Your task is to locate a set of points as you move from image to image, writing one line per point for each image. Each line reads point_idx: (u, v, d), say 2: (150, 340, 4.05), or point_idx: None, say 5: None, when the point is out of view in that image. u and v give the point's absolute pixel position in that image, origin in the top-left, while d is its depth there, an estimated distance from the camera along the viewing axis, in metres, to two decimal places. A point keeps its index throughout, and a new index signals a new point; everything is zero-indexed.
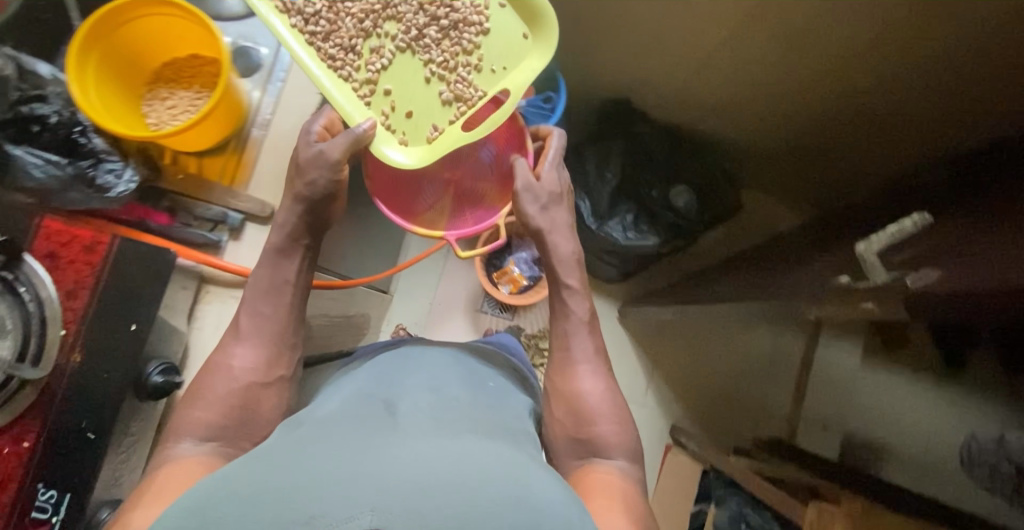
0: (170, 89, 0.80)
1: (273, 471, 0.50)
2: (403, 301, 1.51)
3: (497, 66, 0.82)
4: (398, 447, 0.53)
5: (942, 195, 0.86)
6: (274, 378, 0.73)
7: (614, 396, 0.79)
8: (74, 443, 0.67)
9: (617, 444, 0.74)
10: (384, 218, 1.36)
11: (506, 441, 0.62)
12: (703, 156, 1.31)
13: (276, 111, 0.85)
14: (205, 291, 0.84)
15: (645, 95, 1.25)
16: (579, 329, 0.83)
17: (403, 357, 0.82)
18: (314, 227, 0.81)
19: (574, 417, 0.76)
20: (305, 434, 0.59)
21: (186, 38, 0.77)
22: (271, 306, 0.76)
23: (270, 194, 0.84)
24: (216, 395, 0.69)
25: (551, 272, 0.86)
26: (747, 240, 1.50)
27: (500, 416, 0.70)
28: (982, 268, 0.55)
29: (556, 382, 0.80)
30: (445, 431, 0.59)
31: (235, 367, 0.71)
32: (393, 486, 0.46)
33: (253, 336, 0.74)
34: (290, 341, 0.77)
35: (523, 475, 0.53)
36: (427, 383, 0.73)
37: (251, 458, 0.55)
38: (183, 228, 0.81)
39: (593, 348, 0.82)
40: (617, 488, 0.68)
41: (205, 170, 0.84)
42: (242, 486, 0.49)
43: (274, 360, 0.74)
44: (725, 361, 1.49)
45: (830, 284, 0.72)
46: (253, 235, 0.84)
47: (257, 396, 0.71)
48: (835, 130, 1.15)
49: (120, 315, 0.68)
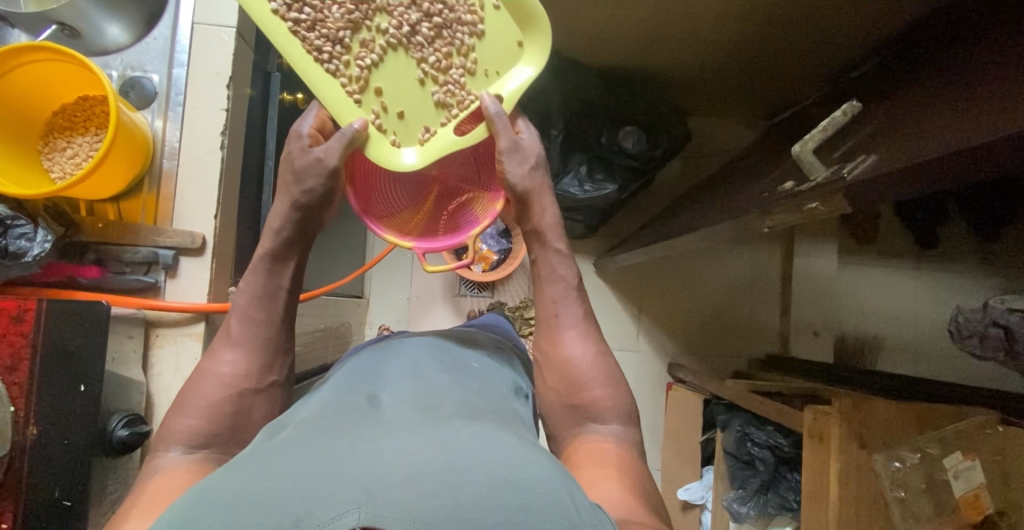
0: (68, 139, 0.75)
1: (256, 475, 0.42)
2: (382, 302, 1.54)
3: (491, 68, 0.74)
4: (382, 444, 0.46)
5: (877, 89, 0.87)
6: (266, 384, 0.69)
7: (605, 358, 0.76)
8: (52, 516, 0.64)
9: (611, 409, 0.72)
10: (343, 223, 1.35)
11: (502, 424, 0.56)
12: (642, 92, 1.32)
13: (185, 138, 0.79)
14: (155, 335, 0.78)
15: (576, 47, 1.22)
16: (569, 294, 0.79)
17: (386, 349, 0.77)
18: (305, 233, 0.76)
19: (566, 384, 0.74)
20: (291, 435, 0.51)
21: (70, 80, 0.73)
22: (262, 312, 0.71)
23: (199, 226, 0.79)
24: (201, 402, 0.64)
25: (538, 235, 0.81)
26: (704, 168, 1.55)
27: (494, 398, 0.64)
28: (910, 147, 0.55)
29: (545, 353, 0.77)
30: (438, 420, 0.53)
31: (223, 374, 0.67)
32: (389, 485, 0.39)
33: (243, 342, 0.69)
34: (284, 345, 0.72)
35: (535, 459, 0.46)
36: (410, 372, 0.67)
37: (231, 466, 0.46)
38: (118, 276, 0.75)
39: (584, 312, 0.78)
40: (610, 454, 0.65)
41: (126, 214, 0.79)
42: (214, 493, 0.41)
43: (262, 363, 0.69)
44: (705, 287, 1.55)
45: (777, 193, 0.72)
46: (192, 269, 0.78)
47: (250, 402, 0.67)
48: (766, 48, 1.13)
49: (67, 379, 0.64)
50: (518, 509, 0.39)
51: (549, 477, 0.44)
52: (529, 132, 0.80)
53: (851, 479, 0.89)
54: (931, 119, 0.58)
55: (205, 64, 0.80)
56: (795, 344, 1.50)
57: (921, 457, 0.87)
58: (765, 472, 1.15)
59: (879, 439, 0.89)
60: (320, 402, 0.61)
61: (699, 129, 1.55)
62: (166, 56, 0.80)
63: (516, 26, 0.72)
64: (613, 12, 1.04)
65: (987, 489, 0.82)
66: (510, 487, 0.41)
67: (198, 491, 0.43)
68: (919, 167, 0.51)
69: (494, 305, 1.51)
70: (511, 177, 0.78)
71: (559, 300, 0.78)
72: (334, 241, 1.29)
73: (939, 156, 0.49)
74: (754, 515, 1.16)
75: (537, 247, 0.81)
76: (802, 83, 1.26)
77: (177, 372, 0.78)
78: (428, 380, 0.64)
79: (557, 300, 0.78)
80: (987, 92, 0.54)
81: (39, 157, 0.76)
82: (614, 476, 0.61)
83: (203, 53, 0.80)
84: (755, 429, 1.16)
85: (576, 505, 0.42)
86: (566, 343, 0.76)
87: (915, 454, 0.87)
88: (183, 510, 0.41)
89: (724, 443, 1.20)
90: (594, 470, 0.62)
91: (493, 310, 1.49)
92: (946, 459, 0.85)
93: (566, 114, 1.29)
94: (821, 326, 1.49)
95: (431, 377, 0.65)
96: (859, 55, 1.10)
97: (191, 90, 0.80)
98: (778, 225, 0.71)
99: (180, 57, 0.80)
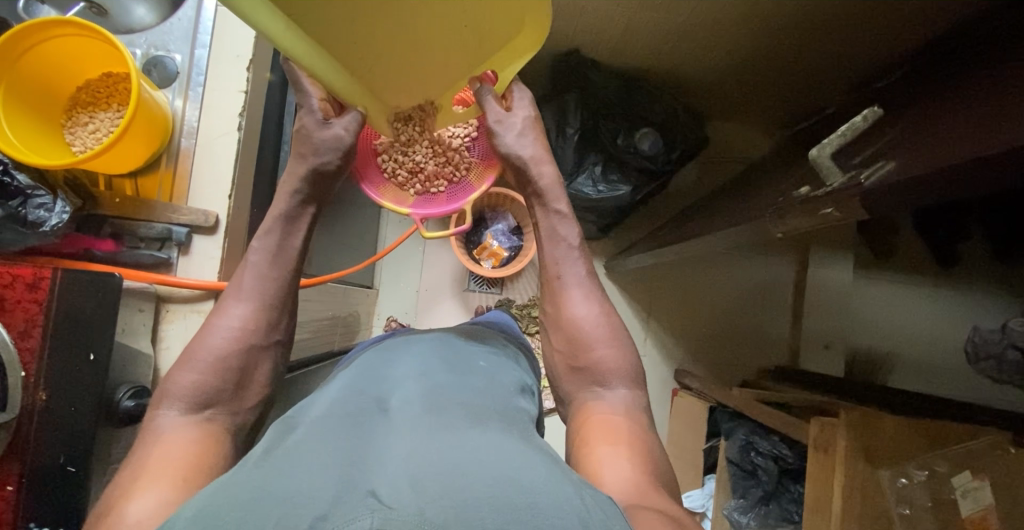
0: (90, 114, 0.77)
1: (265, 482, 0.43)
2: (391, 293, 1.55)
3: (505, 45, 0.70)
4: (391, 452, 0.47)
5: (904, 97, 0.86)
6: (269, 342, 0.74)
7: (611, 319, 0.80)
8: (55, 481, 0.65)
9: (614, 370, 0.76)
10: (356, 214, 1.36)
11: (508, 426, 0.56)
12: (660, 95, 1.31)
13: (204, 118, 0.80)
14: (165, 310, 0.78)
15: (595, 47, 1.23)
16: (571, 254, 0.84)
17: (391, 347, 0.78)
18: (318, 194, 0.81)
19: (571, 346, 0.79)
20: (299, 439, 0.51)
21: (94, 55, 0.74)
22: (277, 271, 0.77)
23: (213, 204, 0.79)
24: (209, 356, 0.68)
25: (540, 197, 0.85)
26: (721, 174, 1.53)
27: (500, 398, 0.65)
28: (931, 154, 0.54)
29: (552, 317, 0.82)
30: (445, 422, 0.53)
31: (231, 329, 0.71)
32: (400, 491, 0.39)
33: (249, 298, 0.74)
34: (287, 306, 0.77)
35: (540, 464, 0.47)
36: (417, 372, 0.67)
37: (241, 472, 0.47)
38: (131, 251, 0.76)
39: (587, 272, 0.83)
40: (622, 430, 0.67)
41: (143, 191, 0.80)
42: (228, 497, 0.42)
43: (266, 319, 0.74)
44: (717, 295, 1.54)
45: (793, 199, 0.71)
46: (204, 247, 0.79)
47: (254, 359, 0.72)
48: (796, 52, 1.10)
49: (78, 347, 0.65)
50: (527, 508, 0.39)
51: (555, 482, 0.44)
52: (518, 107, 0.84)
53: (857, 497, 0.88)
54: (949, 130, 0.57)
55: (227, 46, 0.81)
56: (805, 356, 1.52)
57: (929, 475, 0.86)
58: (767, 482, 1.13)
59: (887, 457, 0.87)
60: (329, 401, 0.61)
61: (718, 135, 1.53)
62: (189, 37, 0.81)
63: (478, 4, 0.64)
64: (635, 12, 1.04)
65: (995, 511, 0.80)
66: (518, 490, 0.41)
67: (212, 496, 0.43)
68: (951, 170, 0.49)
69: (502, 301, 1.51)
70: (504, 147, 0.83)
71: (561, 261, 0.84)
72: (347, 228, 1.30)
73: (969, 162, 0.47)
74: (755, 526, 1.14)
75: (540, 210, 0.86)
76: (826, 89, 1.23)
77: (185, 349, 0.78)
78: (434, 380, 0.65)
79: (558, 261, 0.83)
80: (1012, 101, 0.52)
81: (62, 131, 0.78)
82: (624, 452, 0.62)
83: (225, 35, 0.81)
84: (760, 438, 1.14)
85: (584, 504, 0.43)
86: (570, 303, 0.81)
87: (923, 472, 0.86)
88: (199, 509, 0.42)
89: (727, 451, 1.19)
90: (606, 448, 0.63)
91: (501, 306, 1.50)
92: (955, 477, 0.84)
93: (582, 117, 1.29)
94: (832, 339, 1.50)
95: (437, 377, 0.65)
96: (888, 64, 1.07)
97: (212, 71, 0.81)
98: (795, 230, 0.70)
99: (202, 38, 0.81)
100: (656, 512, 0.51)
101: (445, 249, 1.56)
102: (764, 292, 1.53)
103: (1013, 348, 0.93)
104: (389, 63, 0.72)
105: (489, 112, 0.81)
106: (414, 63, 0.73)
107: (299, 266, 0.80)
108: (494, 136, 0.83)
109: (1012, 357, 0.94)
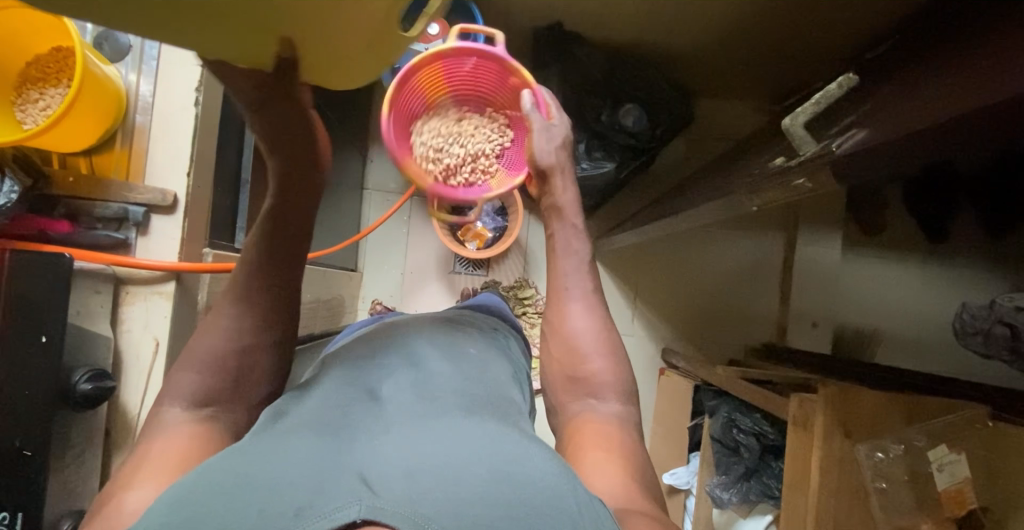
0: (41, 90, 0.74)
1: (253, 470, 0.44)
2: (376, 275, 1.54)
3: None
4: (383, 443, 0.48)
5: (890, 65, 0.83)
6: (275, 331, 0.69)
7: (609, 333, 0.79)
8: (13, 466, 0.65)
9: (609, 382, 0.75)
10: (338, 196, 1.34)
11: (499, 418, 0.58)
12: (645, 69, 1.28)
13: (159, 94, 0.78)
14: (124, 292, 0.76)
15: (575, 17, 1.19)
16: (580, 267, 0.82)
17: (382, 328, 0.78)
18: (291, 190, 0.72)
19: (569, 356, 0.77)
20: (288, 429, 0.53)
21: (42, 27, 0.72)
22: (272, 258, 0.70)
23: (172, 183, 0.77)
24: (206, 356, 0.63)
25: (557, 211, 0.85)
26: (710, 150, 1.51)
27: (492, 386, 0.66)
28: (902, 117, 0.53)
29: (552, 326, 0.81)
30: (437, 418, 0.54)
31: (233, 322, 0.66)
32: (393, 482, 0.41)
33: (255, 290, 0.68)
34: (291, 294, 0.71)
35: (534, 457, 0.49)
36: (406, 359, 0.67)
37: (228, 458, 0.48)
38: (88, 232, 0.73)
39: (593, 286, 0.82)
40: (614, 439, 0.67)
41: (98, 169, 0.77)
42: (224, 481, 0.43)
43: (276, 312, 0.69)
44: (704, 275, 1.52)
45: (768, 171, 0.71)
46: (163, 228, 0.77)
47: (251, 361, 0.65)
48: (779, 21, 1.07)
49: (27, 329, 0.64)
50: (519, 508, 0.41)
51: (550, 477, 0.46)
52: (558, 118, 0.84)
53: (832, 470, 0.87)
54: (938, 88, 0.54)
55: None
56: (792, 334, 1.49)
57: (906, 449, 0.86)
58: (749, 458, 1.13)
59: (867, 432, 0.87)
60: (321, 390, 0.62)
61: (706, 110, 1.50)
62: None
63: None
64: None
65: (970, 483, 0.82)
66: (511, 486, 0.43)
67: (202, 479, 0.44)
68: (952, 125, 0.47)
69: (489, 283, 1.50)
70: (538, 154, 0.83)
71: (569, 273, 0.82)
72: (328, 209, 1.28)
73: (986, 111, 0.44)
74: (736, 501, 1.15)
75: (556, 223, 0.85)
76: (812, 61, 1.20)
77: (148, 333, 0.76)
78: (424, 368, 0.65)
79: (568, 273, 0.82)
80: (985, 63, 0.51)
81: (12, 109, 0.75)
82: (615, 461, 0.63)
83: None
84: (742, 416, 1.14)
85: (576, 506, 0.45)
86: (572, 315, 0.79)
87: (900, 446, 0.86)
88: (185, 496, 0.42)
89: (711, 429, 1.19)
90: (597, 454, 0.64)
91: (488, 288, 1.49)
92: (931, 451, 0.84)
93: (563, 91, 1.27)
94: (820, 317, 1.49)
95: (428, 362, 0.66)
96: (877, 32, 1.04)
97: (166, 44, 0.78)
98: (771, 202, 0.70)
99: None
100: (646, 517, 0.54)
101: (431, 231, 1.54)
102: (752, 270, 1.52)
103: (999, 323, 0.96)
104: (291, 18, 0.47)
105: (532, 120, 0.82)
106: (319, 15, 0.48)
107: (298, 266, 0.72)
108: (530, 137, 0.83)
109: (998, 332, 0.96)
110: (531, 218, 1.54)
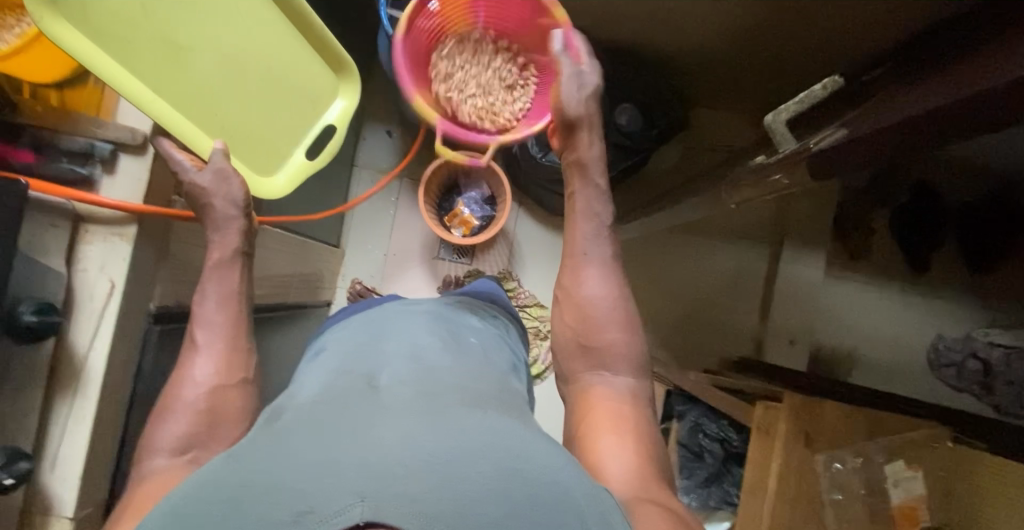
0: (18, 17, 0.66)
1: (251, 469, 0.42)
2: (358, 255, 1.52)
3: (330, 90, 0.83)
4: (382, 426, 0.46)
5: (882, 80, 0.84)
6: (236, 380, 0.66)
7: (626, 303, 0.76)
8: None
9: (624, 355, 0.73)
10: (327, 172, 1.31)
11: (504, 409, 0.57)
12: (644, 72, 1.28)
13: None
14: (84, 230, 0.65)
15: (580, 11, 1.19)
16: (600, 233, 0.78)
17: (380, 316, 0.76)
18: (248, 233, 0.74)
19: (585, 324, 0.74)
20: (286, 425, 0.51)
21: None
22: (223, 314, 0.69)
23: (142, 122, 0.68)
24: (183, 407, 0.62)
25: (581, 167, 0.81)
26: (700, 158, 1.51)
27: (493, 380, 0.64)
28: (870, 118, 0.70)
29: (567, 291, 0.77)
30: (442, 406, 0.52)
31: (197, 378, 0.64)
32: (395, 474, 0.39)
33: (211, 344, 0.67)
34: (245, 345, 0.70)
35: (542, 449, 0.48)
36: (408, 350, 0.65)
37: (230, 460, 0.46)
38: (52, 163, 0.64)
39: (612, 253, 0.78)
40: (626, 417, 0.66)
41: (70, 103, 0.69)
42: (219, 486, 0.41)
43: (236, 362, 0.67)
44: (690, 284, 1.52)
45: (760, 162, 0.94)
46: (132, 167, 0.67)
47: (222, 398, 0.64)
48: (778, 32, 1.07)
49: None
50: (527, 502, 0.40)
51: (559, 468, 0.45)
52: (589, 64, 0.82)
53: (793, 479, 0.89)
54: (921, 88, 0.66)
55: None
56: (770, 351, 1.39)
57: (864, 462, 0.89)
58: (712, 464, 1.17)
59: (828, 442, 0.88)
60: (324, 382, 0.60)
61: (699, 118, 1.50)
62: None
63: (312, 18, 0.75)
64: None
65: (923, 501, 0.86)
66: (519, 480, 0.42)
67: (203, 483, 0.43)
68: (944, 110, 0.58)
69: (473, 272, 1.50)
70: (563, 102, 0.81)
71: (589, 238, 0.78)
72: (317, 183, 1.25)
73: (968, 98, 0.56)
74: (695, 506, 1.18)
75: (578, 181, 0.81)
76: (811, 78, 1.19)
77: (104, 276, 0.65)
78: (426, 360, 0.63)
79: (587, 237, 0.77)
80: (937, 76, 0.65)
81: None
82: (631, 445, 0.63)
83: None
84: (708, 421, 1.19)
85: (581, 499, 0.44)
86: (588, 282, 0.76)
87: (858, 459, 0.88)
88: (190, 499, 0.41)
89: (678, 433, 1.22)
90: (611, 435, 0.63)
91: (473, 277, 1.48)
92: (889, 466, 0.87)
93: None
94: (798, 334, 1.38)
95: (430, 356, 0.64)
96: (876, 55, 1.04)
97: None
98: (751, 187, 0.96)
99: None
100: (657, 507, 0.55)
101: (418, 216, 1.53)
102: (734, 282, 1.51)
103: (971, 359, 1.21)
104: (247, 123, 0.75)
105: (561, 63, 0.82)
106: (262, 120, 0.77)
107: (249, 306, 0.73)
108: (559, 82, 0.81)
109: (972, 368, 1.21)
110: (520, 210, 1.53)
